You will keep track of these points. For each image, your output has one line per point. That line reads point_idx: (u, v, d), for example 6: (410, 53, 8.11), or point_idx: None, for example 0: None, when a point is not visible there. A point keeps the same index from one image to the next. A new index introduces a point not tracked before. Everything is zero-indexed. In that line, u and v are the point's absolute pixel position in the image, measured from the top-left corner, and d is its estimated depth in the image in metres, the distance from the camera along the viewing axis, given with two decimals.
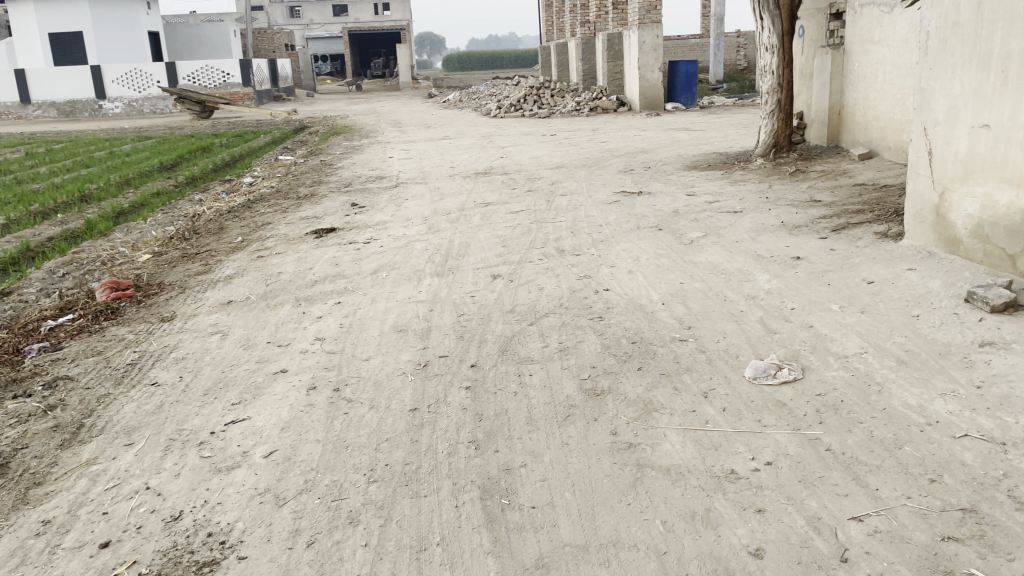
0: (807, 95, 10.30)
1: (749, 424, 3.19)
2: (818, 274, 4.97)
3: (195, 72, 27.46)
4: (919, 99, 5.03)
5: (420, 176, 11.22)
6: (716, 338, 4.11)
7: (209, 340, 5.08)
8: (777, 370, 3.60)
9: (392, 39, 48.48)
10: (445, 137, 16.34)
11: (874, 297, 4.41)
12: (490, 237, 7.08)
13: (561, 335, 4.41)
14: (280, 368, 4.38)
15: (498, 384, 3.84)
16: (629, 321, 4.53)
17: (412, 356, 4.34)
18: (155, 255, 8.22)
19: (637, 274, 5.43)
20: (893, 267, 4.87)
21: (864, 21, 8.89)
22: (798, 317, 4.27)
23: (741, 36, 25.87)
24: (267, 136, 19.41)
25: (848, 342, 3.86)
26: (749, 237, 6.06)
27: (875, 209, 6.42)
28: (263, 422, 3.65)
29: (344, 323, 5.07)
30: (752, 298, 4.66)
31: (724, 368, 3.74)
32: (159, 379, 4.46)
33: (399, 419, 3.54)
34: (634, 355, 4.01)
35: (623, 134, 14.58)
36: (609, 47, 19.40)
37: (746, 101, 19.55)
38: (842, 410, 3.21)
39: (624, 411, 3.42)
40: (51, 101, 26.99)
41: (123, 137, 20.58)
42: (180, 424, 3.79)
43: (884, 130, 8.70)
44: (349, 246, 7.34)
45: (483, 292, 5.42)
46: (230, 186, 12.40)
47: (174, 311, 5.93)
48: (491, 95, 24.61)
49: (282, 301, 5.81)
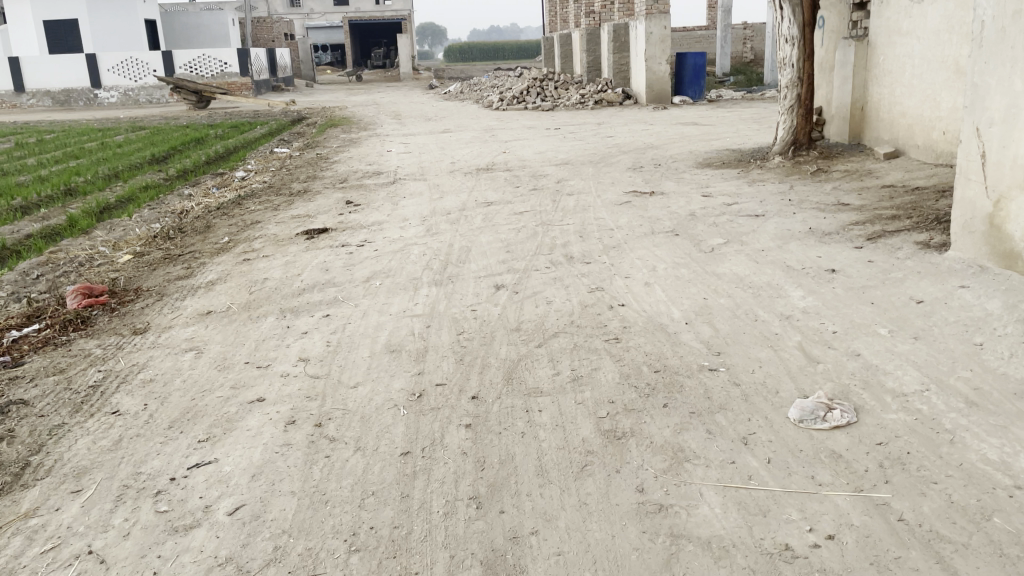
0: (827, 90, 9.77)
1: (800, 481, 2.71)
2: (857, 290, 4.48)
3: (193, 61, 26.91)
4: (971, 97, 4.54)
5: (419, 172, 10.71)
6: (751, 368, 3.61)
7: (182, 359, 4.59)
8: (826, 412, 3.10)
9: (393, 29, 47.93)
10: (446, 129, 15.84)
11: (927, 320, 3.92)
12: (493, 240, 6.59)
13: (573, 360, 3.92)
14: (257, 397, 3.88)
15: (502, 421, 3.34)
16: (650, 344, 4.03)
17: (405, 384, 3.84)
18: (136, 256, 7.71)
19: (655, 287, 4.94)
20: (942, 284, 4.38)
21: (891, 12, 8.36)
22: (841, 343, 3.77)
23: (748, 28, 25.26)
24: (263, 127, 18.86)
25: (906, 376, 3.37)
26: (775, 246, 5.55)
27: (911, 215, 5.92)
28: (231, 467, 3.16)
29: (331, 341, 4.57)
30: (786, 319, 4.17)
31: (764, 407, 3.25)
32: (121, 407, 3.96)
33: (387, 467, 3.05)
34: (659, 388, 3.51)
35: (630, 128, 14.08)
36: (615, 38, 18.86)
37: (755, 94, 19.02)
38: (909, 467, 2.73)
39: (650, 461, 2.93)
40: (45, 89, 26.42)
41: (116, 127, 20.01)
42: (137, 466, 3.30)
43: (912, 128, 8.19)
44: (341, 249, 6.84)
45: (485, 305, 4.93)
46: (222, 180, 11.90)
47: (149, 322, 5.42)
48: (493, 87, 24.10)
49: (265, 312, 5.31)
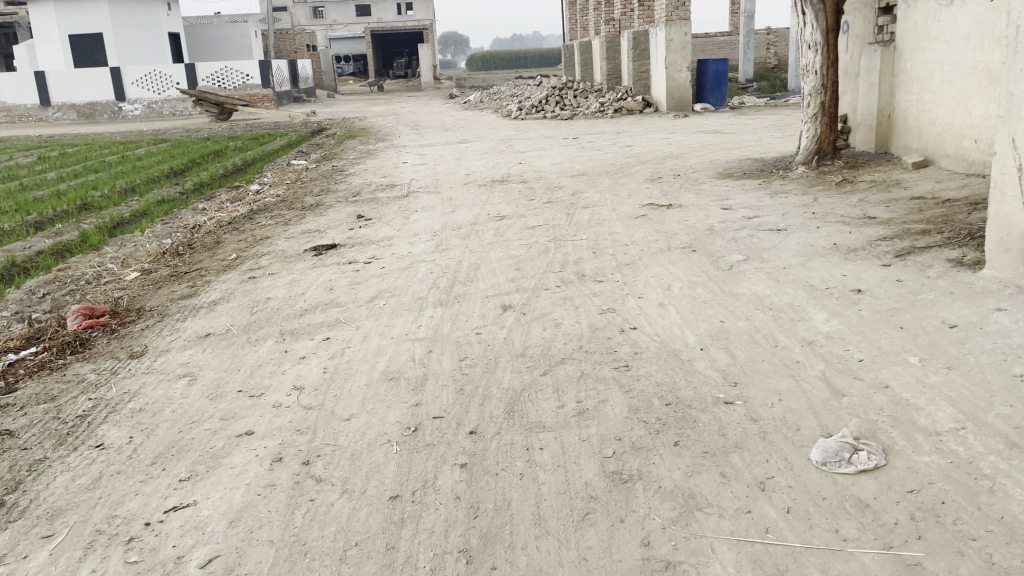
0: (852, 96, 9.45)
1: (822, 535, 2.46)
2: (885, 312, 4.20)
3: (215, 73, 27.02)
4: (1006, 107, 4.26)
5: (433, 184, 10.52)
6: (770, 402, 3.35)
7: (175, 386, 4.41)
8: (852, 454, 2.84)
9: (415, 39, 48.04)
10: (464, 140, 15.68)
11: (961, 347, 3.65)
12: (503, 257, 6.37)
13: (579, 391, 3.68)
14: (245, 430, 3.68)
15: (501, 461, 3.11)
16: (662, 373, 3.78)
17: (400, 416, 3.62)
18: (143, 273, 7.59)
19: (669, 308, 4.69)
20: (976, 306, 4.09)
21: (919, 16, 8.06)
22: (868, 373, 3.50)
23: (771, 33, 24.88)
24: (282, 139, 18.80)
25: (939, 412, 3.09)
26: (797, 263, 5.27)
27: (942, 229, 5.61)
28: (210, 511, 2.97)
29: (329, 367, 4.36)
30: (809, 345, 3.90)
31: (785, 446, 2.99)
32: (106, 440, 3.78)
33: (375, 512, 2.84)
34: (670, 423, 3.26)
35: (650, 137, 13.81)
36: (635, 45, 18.63)
37: (778, 100, 18.64)
38: (945, 520, 2.47)
39: (658, 508, 2.69)
40: (70, 103, 26.64)
41: (138, 140, 20.08)
42: (113, 508, 3.11)
43: (941, 136, 7.86)
44: (348, 267, 6.65)
45: (491, 328, 4.71)
46: (237, 194, 11.79)
47: (147, 345, 5.26)
48: (513, 96, 23.92)
49: (264, 334, 5.13)
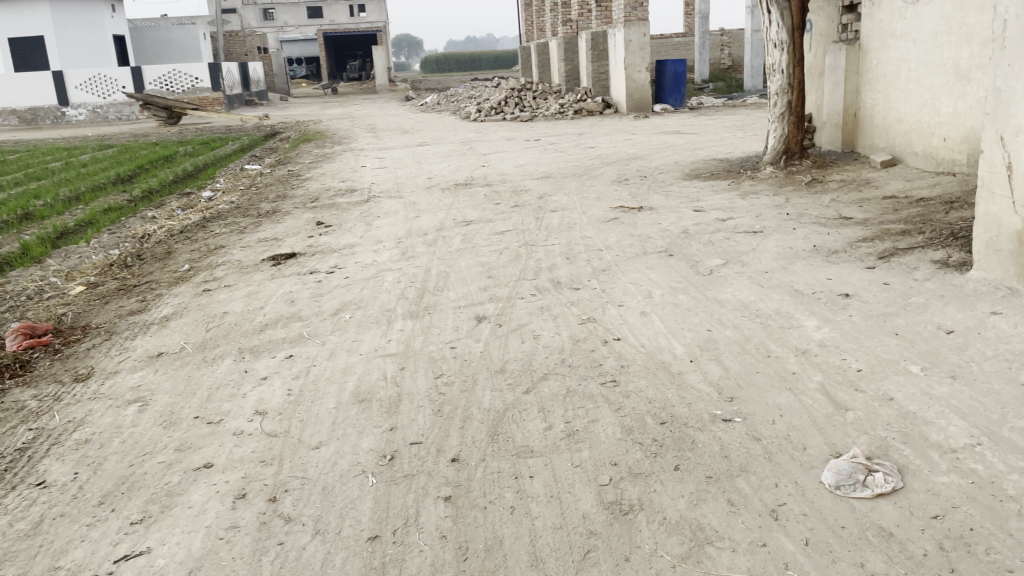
0: (818, 94, 9.39)
1: (847, 571, 2.27)
2: (877, 318, 4.05)
3: (163, 76, 26.25)
4: (993, 104, 4.13)
5: (394, 188, 10.20)
6: (770, 418, 3.15)
7: (125, 413, 4.06)
8: (866, 475, 2.65)
9: (368, 41, 47.48)
10: (423, 142, 15.38)
11: (962, 355, 3.50)
12: (473, 264, 6.11)
13: (566, 410, 3.44)
14: (204, 462, 3.36)
15: (488, 493, 2.85)
16: (652, 388, 3.56)
17: (374, 443, 3.34)
18: (89, 287, 7.16)
19: (652, 317, 4.49)
20: (970, 310, 3.96)
21: (884, 14, 8.01)
22: (870, 384, 3.33)
23: (725, 34, 25.06)
24: (235, 143, 18.26)
25: (951, 427, 2.92)
26: (779, 266, 5.12)
27: (923, 229, 5.52)
28: (166, 559, 2.68)
29: (293, 389, 4.06)
30: (803, 354, 3.72)
31: (793, 467, 2.80)
32: (48, 477, 3.43)
33: (353, 557, 2.57)
34: (668, 445, 3.04)
35: (612, 138, 13.68)
36: (594, 47, 18.52)
37: (735, 101, 18.71)
38: (976, 550, 2.29)
39: (666, 543, 2.47)
40: (11, 108, 25.60)
41: (83, 146, 19.35)
42: (56, 557, 2.80)
43: (909, 135, 7.82)
44: (309, 277, 6.34)
45: (466, 341, 4.45)
46: (188, 201, 11.33)
47: (93, 367, 4.87)
48: (470, 98, 23.67)
49: (222, 353, 4.80)
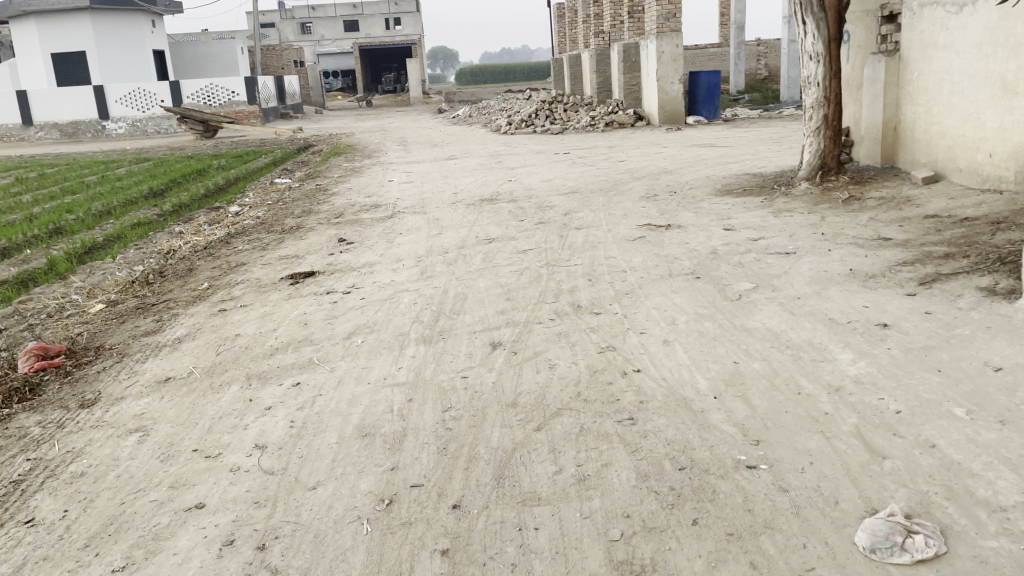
0: (855, 107, 9.06)
1: None
2: (917, 351, 3.77)
3: (200, 90, 26.59)
4: None
5: (420, 204, 10.06)
6: (799, 466, 2.89)
7: (124, 444, 3.92)
8: (906, 537, 2.39)
9: (403, 54, 47.81)
10: (453, 156, 15.26)
11: (1012, 396, 3.21)
12: (493, 285, 5.91)
13: (579, 450, 3.22)
14: (197, 501, 3.20)
15: (488, 546, 2.64)
16: (672, 428, 3.32)
17: (373, 484, 3.15)
18: (109, 304, 7.10)
19: (676, 346, 4.24)
20: (1020, 345, 3.66)
21: (925, 24, 7.69)
22: (909, 429, 3.05)
23: (761, 44, 24.67)
24: (268, 156, 18.35)
25: (1000, 481, 2.64)
26: (812, 292, 4.84)
27: (967, 252, 5.20)
28: None
29: (296, 420, 3.89)
30: (837, 392, 3.45)
31: (823, 525, 2.54)
32: (38, 514, 3.29)
33: None
34: (686, 495, 2.80)
35: (643, 151, 13.42)
36: (625, 58, 18.28)
37: (771, 112, 18.34)
38: None
39: None
40: (53, 122, 26.07)
41: (120, 159, 19.59)
42: None
43: (952, 149, 7.47)
44: (325, 297, 6.20)
45: (478, 370, 4.25)
46: (216, 215, 11.32)
47: (100, 392, 4.76)
48: (502, 110, 23.55)
49: (229, 379, 4.65)
